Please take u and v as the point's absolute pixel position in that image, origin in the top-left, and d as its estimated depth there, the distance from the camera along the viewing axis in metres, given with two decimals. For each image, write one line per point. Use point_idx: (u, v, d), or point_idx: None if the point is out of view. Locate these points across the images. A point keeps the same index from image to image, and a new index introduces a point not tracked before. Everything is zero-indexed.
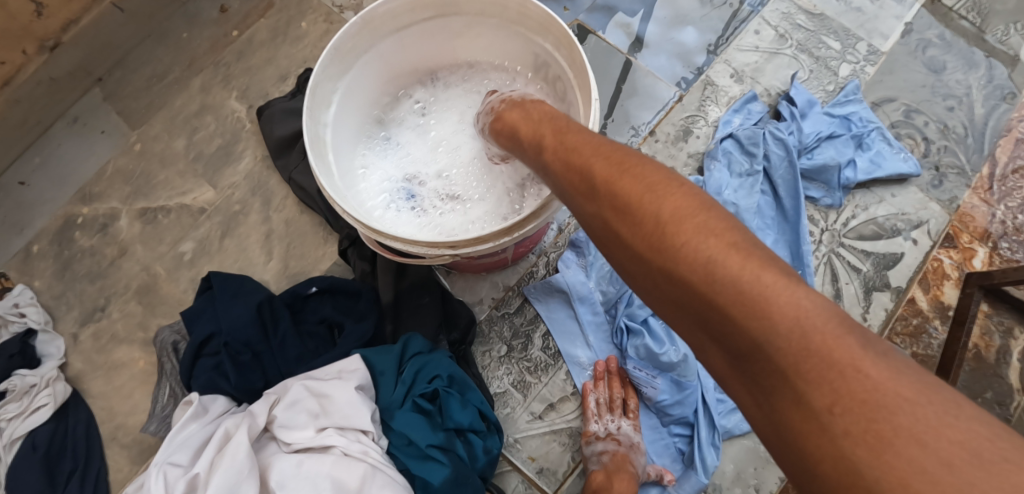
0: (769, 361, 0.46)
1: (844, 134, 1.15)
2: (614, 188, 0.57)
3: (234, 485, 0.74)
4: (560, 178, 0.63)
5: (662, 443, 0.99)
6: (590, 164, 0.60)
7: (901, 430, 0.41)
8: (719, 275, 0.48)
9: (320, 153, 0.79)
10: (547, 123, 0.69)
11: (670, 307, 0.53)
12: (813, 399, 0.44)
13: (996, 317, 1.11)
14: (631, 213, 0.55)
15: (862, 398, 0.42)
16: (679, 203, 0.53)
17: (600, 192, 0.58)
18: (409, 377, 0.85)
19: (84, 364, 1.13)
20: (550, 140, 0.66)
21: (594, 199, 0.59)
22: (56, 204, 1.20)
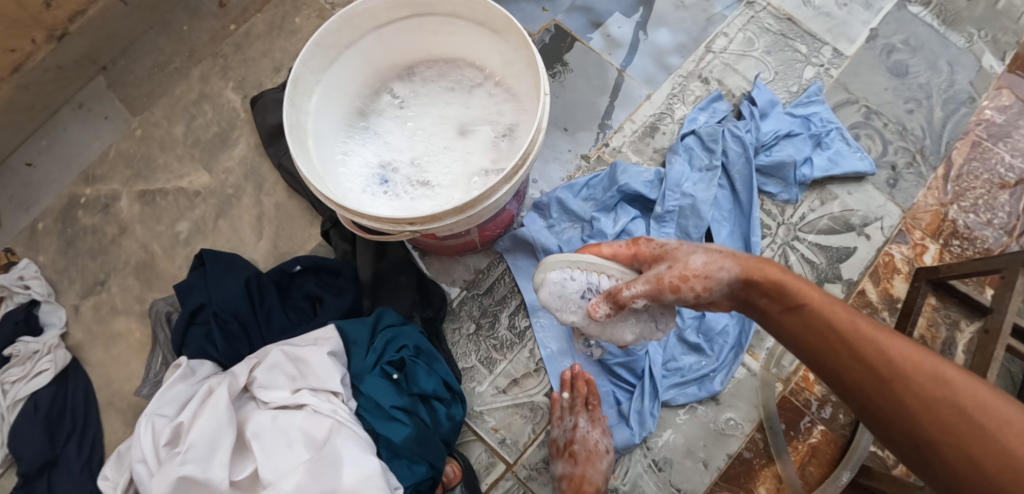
0: None
1: (802, 133, 1.22)
2: (965, 394, 0.62)
3: (215, 432, 0.84)
4: (876, 372, 0.65)
5: (603, 390, 1.09)
6: (917, 364, 0.64)
7: None
8: None
9: (299, 138, 0.86)
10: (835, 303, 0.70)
11: (1008, 471, 0.58)
12: None
13: (943, 310, 1.16)
14: (995, 425, 0.60)
15: None
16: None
17: (951, 394, 0.62)
18: (379, 346, 0.94)
19: (84, 334, 1.21)
20: (854, 323, 0.68)
21: (938, 399, 0.62)
22: (62, 184, 1.27)
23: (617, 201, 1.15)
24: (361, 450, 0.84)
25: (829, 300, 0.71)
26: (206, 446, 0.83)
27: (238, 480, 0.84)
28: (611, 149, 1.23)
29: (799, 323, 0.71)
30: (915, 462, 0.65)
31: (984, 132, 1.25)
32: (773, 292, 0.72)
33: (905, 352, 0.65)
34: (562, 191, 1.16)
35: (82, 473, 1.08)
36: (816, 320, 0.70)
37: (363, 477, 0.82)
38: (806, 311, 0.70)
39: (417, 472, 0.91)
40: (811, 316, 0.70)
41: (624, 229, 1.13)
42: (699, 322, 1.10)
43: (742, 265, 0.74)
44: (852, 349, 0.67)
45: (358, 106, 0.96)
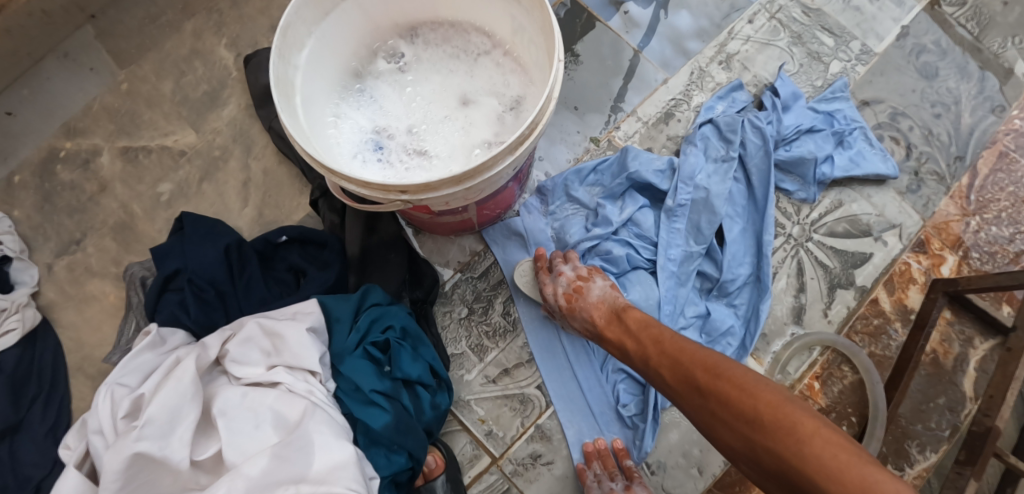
0: (771, 404, 0.70)
1: (825, 130, 1.15)
2: (686, 345, 0.82)
3: (176, 406, 0.78)
4: (654, 353, 0.84)
5: (600, 390, 1.02)
6: (664, 338, 0.84)
7: (863, 461, 0.62)
8: (763, 388, 0.72)
9: (287, 94, 0.80)
10: (629, 313, 0.91)
11: (726, 384, 0.75)
12: (831, 456, 0.64)
13: (958, 325, 1.10)
14: (710, 363, 0.78)
15: (848, 453, 0.63)
16: (717, 356, 0.78)
17: (679, 349, 0.82)
18: (363, 325, 0.89)
19: (57, 294, 1.14)
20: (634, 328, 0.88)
21: (678, 360, 0.81)
22: (41, 136, 1.20)
23: (625, 189, 1.09)
24: (335, 435, 0.79)
25: (627, 308, 0.92)
26: (166, 421, 0.77)
27: (200, 459, 0.79)
28: (621, 134, 1.17)
29: (621, 339, 0.90)
30: (698, 413, 0.78)
31: (1012, 142, 1.18)
32: (613, 342, 0.91)
33: (661, 333, 0.85)
34: (568, 177, 1.10)
35: (46, 440, 1.02)
36: (621, 343, 0.90)
37: (333, 466, 0.76)
38: (615, 338, 0.90)
39: (396, 463, 0.86)
40: (618, 341, 0.90)
41: (631, 218, 1.07)
42: (703, 321, 1.05)
43: (582, 305, 0.95)
44: (637, 352, 0.87)
45: (354, 66, 0.89)
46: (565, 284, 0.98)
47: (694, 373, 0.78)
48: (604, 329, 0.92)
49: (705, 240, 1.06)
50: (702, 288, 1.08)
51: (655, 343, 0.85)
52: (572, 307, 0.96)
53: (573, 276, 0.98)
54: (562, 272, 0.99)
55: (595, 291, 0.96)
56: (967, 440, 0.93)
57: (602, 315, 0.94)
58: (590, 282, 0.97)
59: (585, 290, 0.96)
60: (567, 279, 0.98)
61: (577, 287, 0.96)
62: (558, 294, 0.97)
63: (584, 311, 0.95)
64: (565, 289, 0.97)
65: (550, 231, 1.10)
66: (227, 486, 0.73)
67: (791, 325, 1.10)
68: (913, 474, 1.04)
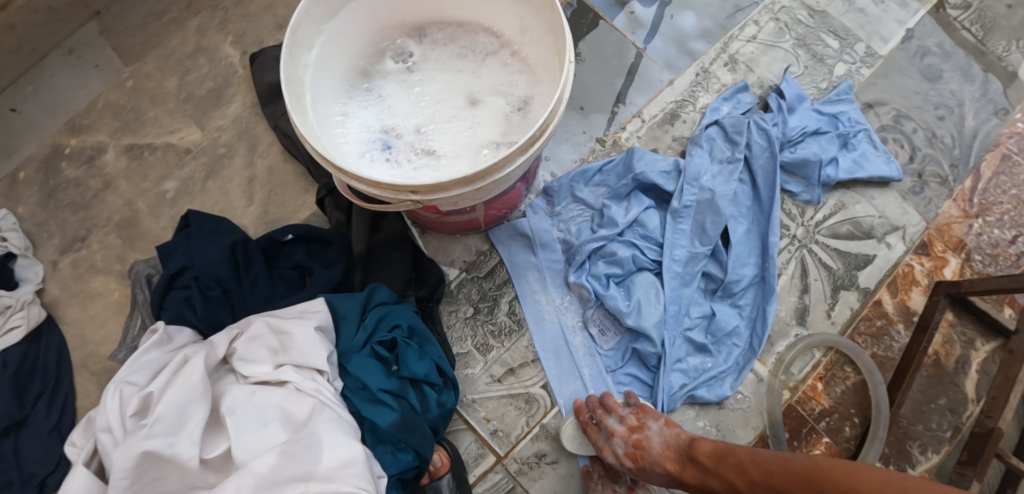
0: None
1: (829, 132, 1.16)
2: (774, 465, 0.74)
3: (184, 404, 0.79)
4: (750, 492, 0.76)
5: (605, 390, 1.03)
6: (750, 470, 0.77)
7: None
8: (869, 479, 0.65)
9: (296, 93, 0.81)
10: (699, 450, 0.84)
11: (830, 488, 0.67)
12: None
13: (959, 327, 1.11)
14: (806, 474, 0.70)
15: None
16: (810, 461, 0.71)
17: (768, 471, 0.74)
18: (370, 324, 0.90)
19: (61, 291, 1.14)
20: (713, 469, 0.81)
21: (776, 486, 0.73)
22: (46, 133, 1.20)
23: (631, 189, 1.09)
24: (343, 433, 0.79)
25: (700, 443, 0.85)
26: (174, 419, 0.77)
27: (208, 458, 0.79)
28: (626, 134, 1.17)
29: (704, 482, 0.83)
30: None
31: (1015, 145, 1.19)
32: (694, 484, 0.84)
33: (743, 460, 0.78)
34: (573, 178, 1.10)
35: (50, 436, 1.02)
36: (705, 486, 0.82)
37: (341, 463, 0.76)
38: (697, 483, 0.83)
39: (402, 461, 0.86)
40: (703, 485, 0.83)
41: (637, 219, 1.07)
42: (707, 321, 1.06)
43: (648, 459, 0.89)
44: (730, 492, 0.79)
45: (362, 66, 0.89)
46: (622, 442, 0.92)
47: (791, 488, 0.71)
48: (683, 473, 0.86)
49: (711, 241, 1.06)
50: (707, 289, 1.08)
51: (740, 473, 0.78)
52: (642, 462, 0.90)
53: (626, 431, 0.92)
54: (611, 433, 0.93)
55: (654, 438, 0.90)
56: (969, 442, 0.94)
57: (674, 462, 0.87)
58: (645, 430, 0.91)
59: (645, 444, 0.90)
60: (621, 437, 0.92)
61: (635, 443, 0.91)
62: (620, 456, 0.91)
63: (655, 465, 0.88)
64: (625, 448, 0.91)
65: (556, 232, 1.09)
66: (236, 483, 0.73)
67: (794, 325, 1.11)
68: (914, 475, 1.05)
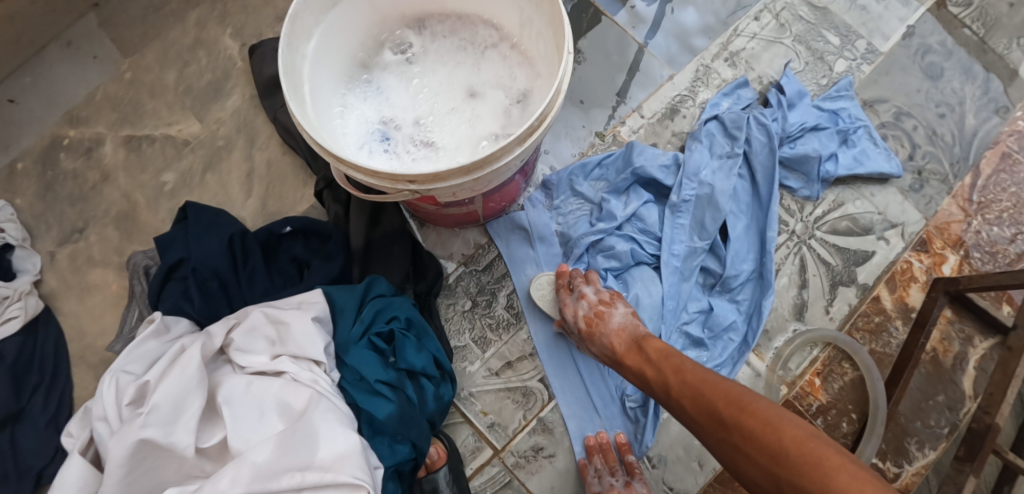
0: (794, 440, 0.69)
1: (829, 128, 1.16)
2: (709, 376, 0.80)
3: (182, 394, 0.79)
4: (677, 388, 0.82)
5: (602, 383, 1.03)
6: (686, 371, 0.82)
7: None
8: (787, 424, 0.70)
9: (295, 84, 0.80)
10: (648, 342, 0.90)
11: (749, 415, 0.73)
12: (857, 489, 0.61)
13: (958, 324, 1.11)
14: (735, 398, 0.76)
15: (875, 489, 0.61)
16: (741, 390, 0.77)
17: (700, 379, 0.80)
18: (367, 316, 0.90)
19: (58, 283, 1.14)
20: (653, 359, 0.87)
21: (701, 393, 0.79)
22: (44, 124, 1.20)
23: (630, 183, 1.09)
24: (340, 424, 0.79)
25: (649, 336, 0.91)
26: (171, 409, 0.77)
27: (205, 447, 0.79)
28: (626, 129, 1.17)
29: (637, 366, 0.89)
30: (722, 443, 0.76)
31: (1015, 144, 1.19)
32: (630, 364, 0.91)
33: (682, 363, 0.84)
34: (573, 171, 1.10)
35: (47, 428, 1.02)
36: (638, 369, 0.89)
37: (338, 454, 0.76)
38: (634, 364, 0.90)
39: (399, 453, 0.86)
40: (637, 367, 0.89)
41: (635, 213, 1.07)
42: (705, 316, 1.05)
43: (601, 330, 0.95)
44: (656, 380, 0.86)
45: (362, 57, 0.89)
46: (586, 307, 0.97)
47: (716, 401, 0.77)
48: (625, 356, 0.92)
49: (709, 236, 1.06)
50: (705, 284, 1.08)
51: (676, 373, 0.83)
52: (595, 329, 0.96)
53: (596, 300, 0.98)
54: (585, 297, 0.98)
55: (616, 318, 0.96)
56: (967, 438, 0.93)
57: (622, 343, 0.93)
58: (612, 308, 0.97)
59: (607, 317, 0.96)
60: (589, 303, 0.97)
61: (598, 312, 0.96)
62: (579, 318, 0.97)
63: (605, 337, 0.94)
64: (586, 312, 0.97)
65: (555, 225, 1.10)
66: (232, 474, 0.73)
67: (792, 321, 1.11)
68: (912, 471, 1.05)
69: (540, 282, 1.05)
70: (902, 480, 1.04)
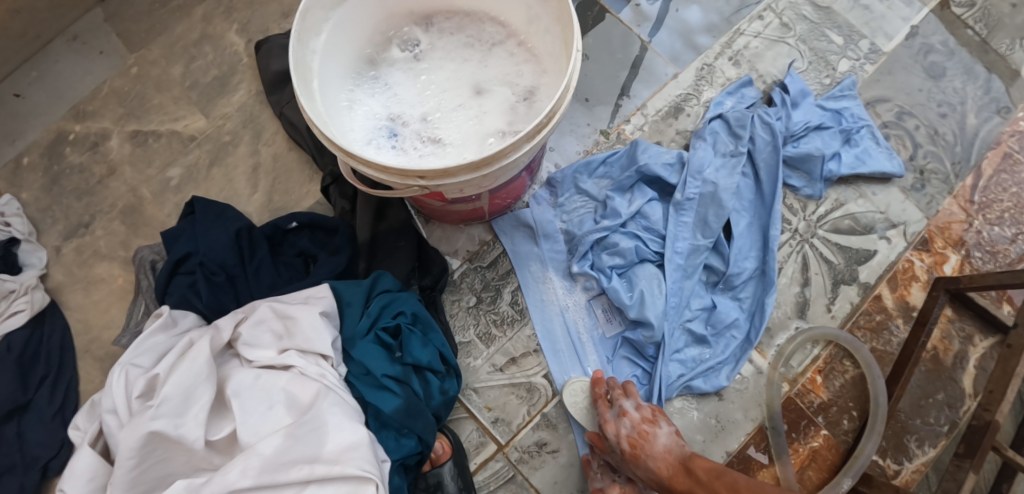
0: None
1: (832, 127, 1.17)
2: (768, 492, 0.76)
3: (191, 386, 0.79)
4: None
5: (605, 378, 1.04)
6: (743, 492, 0.78)
7: None
8: None
9: (304, 78, 0.81)
10: (699, 464, 0.86)
11: None
12: None
13: (958, 323, 1.12)
14: None
15: None
16: None
17: None
18: (374, 311, 0.90)
19: (64, 277, 1.15)
20: (706, 484, 0.82)
21: None
22: (50, 118, 1.20)
23: (634, 182, 1.10)
24: (348, 417, 0.80)
25: (700, 461, 0.87)
26: (180, 401, 0.78)
27: (213, 440, 0.80)
28: (630, 127, 1.18)
29: (690, 492, 0.84)
30: None
31: (1016, 144, 1.19)
32: (681, 490, 0.85)
33: (737, 485, 0.79)
34: (577, 169, 1.11)
35: (54, 420, 1.03)
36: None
37: (346, 447, 0.77)
38: (685, 489, 0.85)
39: (405, 446, 0.87)
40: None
41: (639, 211, 1.08)
42: (707, 313, 1.06)
43: (646, 451, 0.91)
44: None
45: (370, 53, 0.89)
46: (629, 426, 0.94)
47: None
48: (673, 481, 0.87)
49: (713, 235, 1.07)
50: (708, 281, 1.09)
51: (729, 489, 0.79)
52: (640, 449, 0.92)
53: (638, 416, 0.95)
54: (627, 410, 0.96)
55: (661, 438, 0.92)
56: (967, 434, 0.94)
57: (670, 467, 0.89)
58: (655, 428, 0.94)
59: (651, 439, 0.92)
60: (632, 419, 0.94)
61: (642, 431, 0.93)
62: (621, 438, 0.93)
63: (651, 460, 0.90)
64: (629, 432, 0.93)
65: (559, 222, 1.10)
66: (241, 465, 0.74)
67: (794, 319, 1.12)
68: (912, 468, 1.06)
69: (572, 388, 1.02)
70: (902, 478, 1.05)
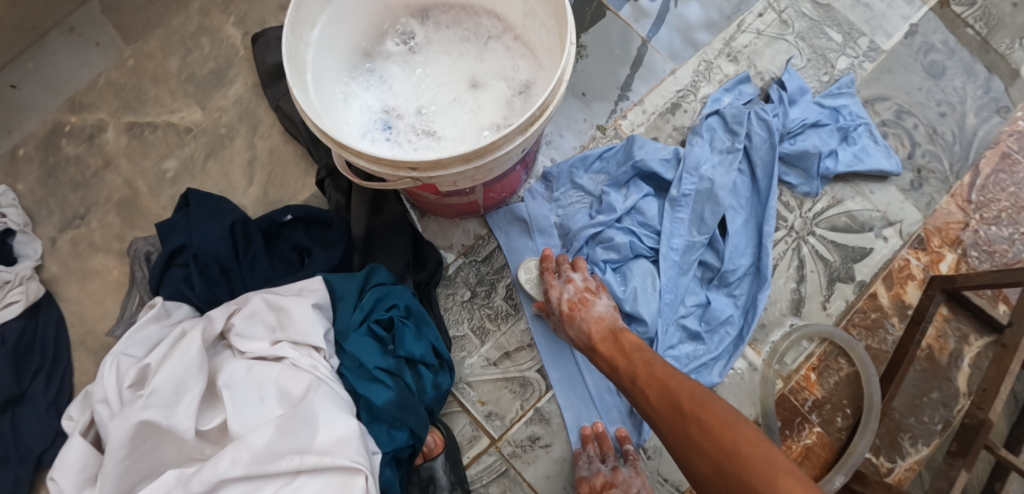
0: (740, 442, 0.73)
1: (830, 124, 1.16)
2: (676, 374, 0.84)
3: (182, 377, 0.79)
4: (645, 379, 0.86)
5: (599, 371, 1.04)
6: (655, 367, 0.86)
7: None
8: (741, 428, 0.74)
9: (299, 70, 0.81)
10: (625, 334, 0.93)
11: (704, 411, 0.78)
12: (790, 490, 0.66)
13: (954, 322, 1.12)
14: (698, 397, 0.80)
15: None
16: (704, 393, 0.81)
17: (667, 377, 0.84)
18: (367, 304, 0.90)
19: (60, 269, 1.14)
20: (627, 351, 0.91)
21: (665, 387, 0.83)
22: (46, 110, 1.20)
23: (630, 177, 1.09)
24: (339, 409, 0.80)
25: (626, 329, 0.94)
26: (172, 391, 0.78)
27: (204, 430, 0.80)
28: (627, 123, 1.17)
29: (610, 352, 0.92)
30: (677, 436, 0.80)
31: (1015, 143, 1.19)
32: (602, 351, 0.94)
33: (651, 358, 0.88)
34: (573, 164, 1.11)
35: (48, 412, 1.03)
36: (609, 356, 0.92)
37: (337, 439, 0.77)
38: (606, 351, 0.93)
39: (397, 439, 0.87)
40: (606, 352, 0.93)
41: (635, 206, 1.08)
42: (702, 310, 1.06)
43: (581, 315, 0.97)
44: (626, 371, 0.89)
45: (365, 47, 0.89)
46: (572, 292, 0.99)
47: (679, 398, 0.81)
48: (599, 343, 0.94)
49: (708, 232, 1.06)
50: (703, 278, 1.09)
51: (646, 364, 0.87)
52: (579, 313, 0.97)
53: (581, 286, 0.99)
54: (572, 280, 1.00)
55: (598, 307, 0.98)
56: (959, 433, 0.94)
57: (600, 331, 0.95)
58: (595, 297, 0.99)
59: (590, 305, 0.98)
60: (575, 288, 0.99)
61: (583, 298, 0.98)
62: (562, 301, 0.99)
63: (584, 322, 0.96)
64: (571, 297, 0.99)
65: (554, 217, 1.10)
66: (232, 456, 0.74)
67: (789, 316, 1.11)
68: (904, 467, 1.06)
69: (527, 263, 1.06)
70: (894, 476, 1.05)
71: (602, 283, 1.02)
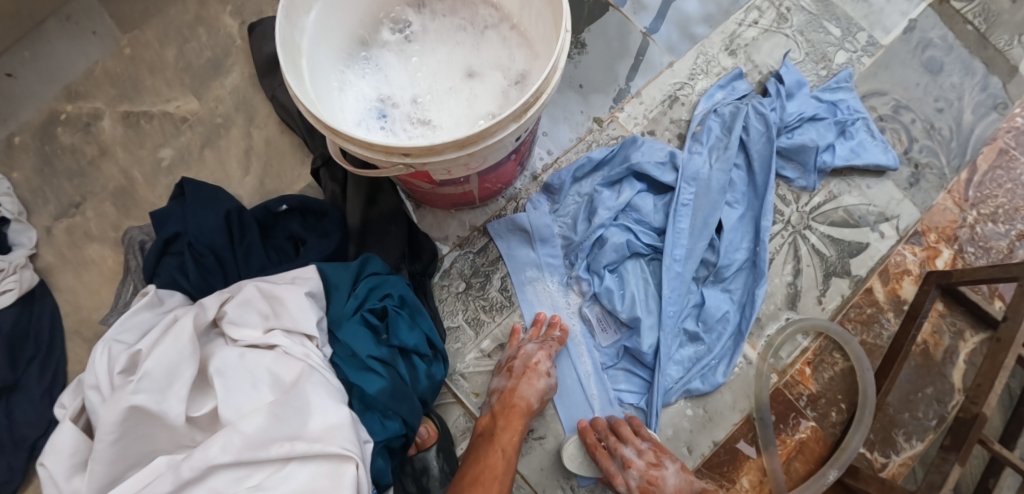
0: None
1: (827, 118, 1.16)
2: None
3: (174, 363, 0.79)
4: None
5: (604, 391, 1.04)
6: None
7: None
8: None
9: (293, 57, 0.80)
10: None
11: None
12: None
13: (949, 317, 1.11)
14: None
15: None
16: None
17: None
18: (362, 293, 0.90)
19: (55, 258, 1.14)
20: None
21: None
22: (42, 99, 1.19)
23: (626, 176, 1.10)
24: (331, 397, 0.80)
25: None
26: (163, 377, 0.78)
27: (195, 416, 0.80)
28: (624, 115, 1.17)
29: None
30: None
31: (1012, 140, 1.19)
32: None
33: None
34: (572, 171, 1.10)
35: (42, 400, 1.03)
36: None
37: (329, 426, 0.77)
38: None
39: (390, 428, 0.87)
40: None
41: (630, 204, 1.08)
42: (699, 310, 1.06)
43: (654, 492, 0.95)
44: None
45: (362, 35, 0.89)
46: (637, 476, 0.95)
47: None
48: None
49: (707, 233, 1.06)
50: (700, 276, 1.09)
51: None
52: (653, 491, 0.95)
53: (644, 466, 0.95)
54: (629, 459, 0.96)
55: (669, 479, 0.95)
56: (954, 426, 0.94)
57: None
58: (661, 469, 0.95)
59: (660, 481, 0.95)
60: (639, 471, 0.95)
61: (650, 479, 0.95)
62: (633, 488, 0.96)
63: None
64: (639, 482, 0.95)
65: (555, 227, 1.09)
66: (223, 441, 0.74)
67: (785, 310, 1.11)
68: (898, 462, 1.06)
69: (568, 448, 1.00)
70: (888, 471, 1.05)
71: (656, 442, 0.98)
